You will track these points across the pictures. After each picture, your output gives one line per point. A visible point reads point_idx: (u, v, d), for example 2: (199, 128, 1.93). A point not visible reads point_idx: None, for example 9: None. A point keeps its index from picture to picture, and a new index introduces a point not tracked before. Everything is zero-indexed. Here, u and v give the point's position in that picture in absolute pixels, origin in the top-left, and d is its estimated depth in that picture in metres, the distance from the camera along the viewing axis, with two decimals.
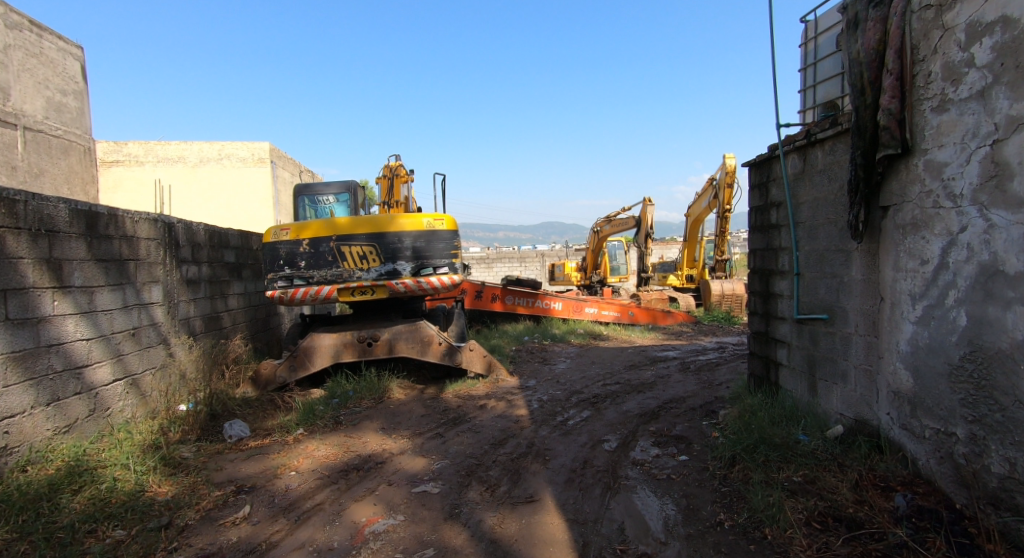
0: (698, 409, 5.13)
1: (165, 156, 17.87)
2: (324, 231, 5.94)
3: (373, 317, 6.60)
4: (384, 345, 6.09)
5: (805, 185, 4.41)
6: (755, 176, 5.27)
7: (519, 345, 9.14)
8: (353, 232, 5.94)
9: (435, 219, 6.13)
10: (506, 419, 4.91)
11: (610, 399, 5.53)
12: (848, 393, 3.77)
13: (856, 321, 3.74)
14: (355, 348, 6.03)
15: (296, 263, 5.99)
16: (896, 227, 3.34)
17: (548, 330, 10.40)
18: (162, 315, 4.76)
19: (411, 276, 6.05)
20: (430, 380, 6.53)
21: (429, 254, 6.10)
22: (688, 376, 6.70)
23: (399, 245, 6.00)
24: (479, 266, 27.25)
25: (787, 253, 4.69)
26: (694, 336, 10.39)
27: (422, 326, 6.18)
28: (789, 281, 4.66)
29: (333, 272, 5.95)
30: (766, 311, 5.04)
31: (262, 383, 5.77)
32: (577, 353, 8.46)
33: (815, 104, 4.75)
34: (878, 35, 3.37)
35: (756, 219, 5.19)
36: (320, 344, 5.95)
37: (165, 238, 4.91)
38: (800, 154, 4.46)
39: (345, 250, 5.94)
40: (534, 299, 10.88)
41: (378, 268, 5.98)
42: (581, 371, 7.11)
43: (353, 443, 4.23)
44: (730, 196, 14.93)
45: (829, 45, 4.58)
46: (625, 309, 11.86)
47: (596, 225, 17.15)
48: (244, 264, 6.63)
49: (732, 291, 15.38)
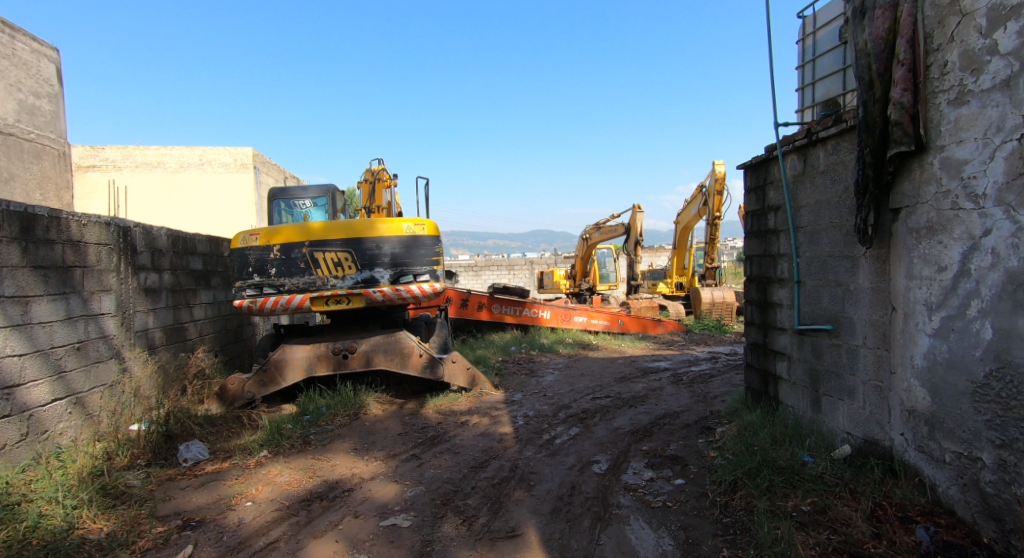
0: (693, 425, 4.83)
1: (144, 161, 17.45)
2: (297, 236, 5.60)
3: (351, 327, 6.25)
4: (361, 357, 5.75)
5: (805, 188, 4.15)
6: (751, 179, 5.02)
7: (505, 355, 8.81)
8: (328, 238, 5.61)
9: (415, 224, 5.82)
10: (489, 437, 4.58)
11: (600, 415, 5.22)
12: (856, 411, 3.49)
13: (864, 333, 3.47)
14: (330, 360, 5.69)
15: (266, 270, 5.64)
16: (909, 231, 3.07)
17: (536, 339, 10.09)
18: (114, 327, 4.39)
19: (390, 284, 5.71)
20: (410, 394, 6.19)
21: (409, 261, 5.77)
22: (681, 389, 6.41)
23: (377, 251, 5.67)
24: (468, 274, 26.94)
25: (787, 260, 4.43)
26: (685, 345, 10.12)
27: (401, 337, 5.85)
28: (789, 289, 4.39)
29: (305, 280, 5.59)
30: (763, 321, 4.77)
31: (228, 399, 5.41)
32: (565, 365, 8.14)
33: (815, 103, 4.51)
34: (887, 23, 3.12)
35: (753, 223, 4.94)
36: (292, 356, 5.59)
37: (119, 244, 4.55)
38: (800, 154, 4.21)
39: (318, 257, 5.60)
40: (522, 308, 10.57)
41: (353, 276, 5.64)
42: (570, 383, 6.80)
43: (320, 467, 3.88)
44: (720, 204, 14.74)
45: (829, 40, 4.34)
46: (614, 318, 11.57)
47: (584, 233, 16.94)
48: (212, 271, 6.27)
49: (722, 299, 15.18)
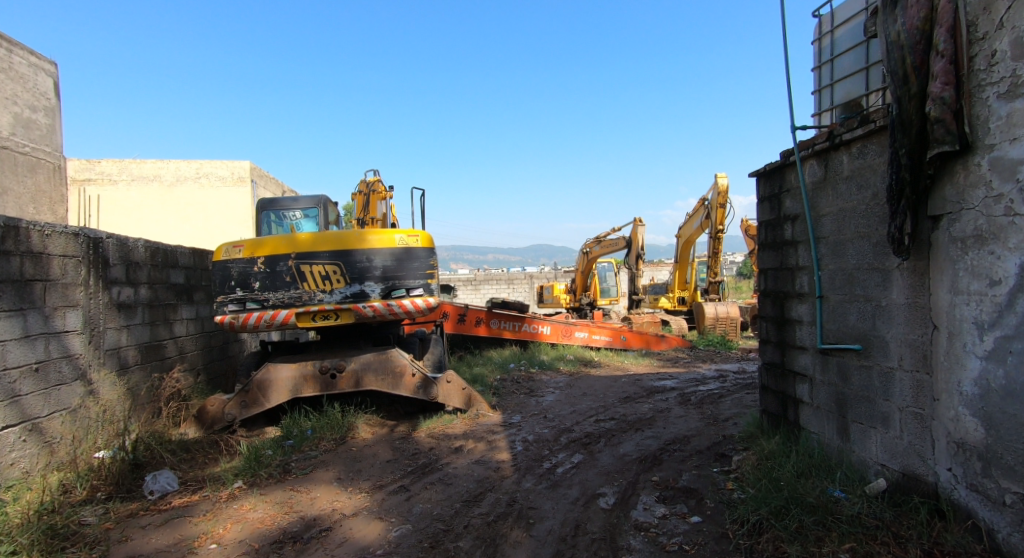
0: (706, 452, 4.49)
1: (140, 174, 17.17)
2: (283, 248, 5.28)
3: (341, 344, 5.92)
4: (350, 377, 5.41)
5: (827, 195, 3.84)
6: (764, 187, 4.72)
7: (503, 373, 8.45)
8: (316, 250, 5.29)
9: (408, 235, 5.51)
10: (485, 466, 4.23)
11: (605, 440, 4.86)
12: (891, 440, 3.17)
13: (899, 354, 3.14)
14: (316, 380, 5.34)
15: (250, 284, 5.30)
16: (952, 240, 2.77)
17: (535, 356, 9.74)
18: (81, 346, 4.05)
19: (381, 299, 5.38)
20: (403, 416, 5.83)
21: (401, 274, 5.45)
22: (690, 410, 6.06)
23: (368, 264, 5.35)
24: (467, 289, 26.62)
25: (806, 273, 4.11)
26: (690, 363, 9.74)
27: (393, 355, 5.52)
28: (809, 305, 4.08)
29: (291, 294, 5.26)
30: (780, 339, 4.45)
31: (208, 422, 5.06)
32: (566, 383, 7.77)
33: (834, 105, 4.21)
34: (923, 12, 2.82)
35: (768, 235, 4.63)
36: (277, 376, 5.24)
37: (89, 257, 4.22)
38: (821, 160, 3.91)
39: (305, 270, 5.27)
40: (521, 323, 10.23)
41: (342, 290, 5.31)
42: (572, 403, 6.44)
43: (298, 501, 3.53)
44: (723, 216, 14.45)
45: (849, 39, 4.06)
46: (617, 334, 11.22)
47: (585, 246, 16.66)
48: (196, 285, 5.93)
49: (725, 314, 14.83)
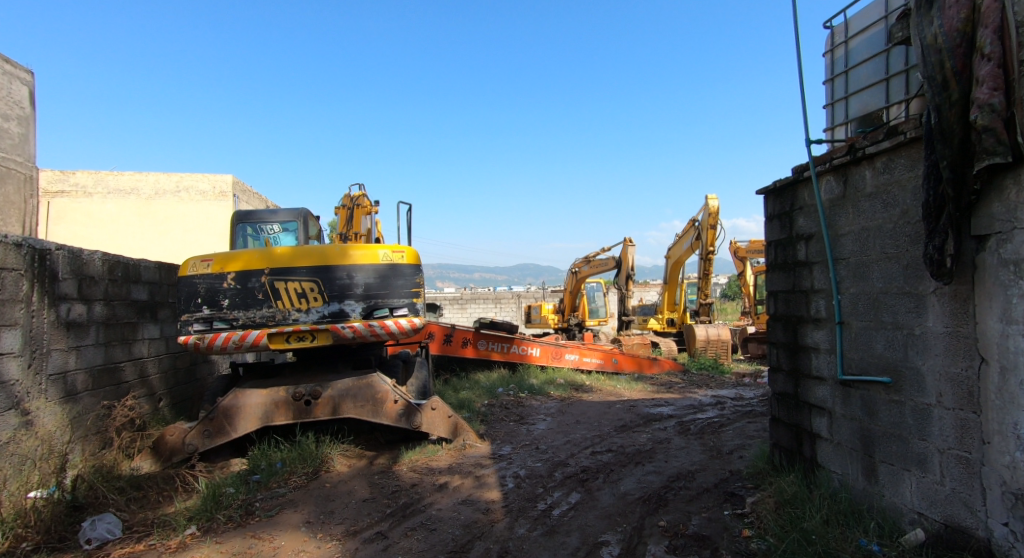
0: (714, 490, 4.15)
1: (117, 187, 16.64)
2: (256, 263, 4.86)
3: (318, 367, 5.50)
4: (326, 404, 5.01)
5: (847, 213, 3.55)
6: (772, 205, 4.45)
7: (491, 398, 8.03)
8: (292, 265, 4.90)
9: (393, 251, 5.15)
10: (473, 507, 3.83)
11: (603, 476, 4.50)
12: (930, 487, 2.88)
13: (937, 389, 2.84)
14: (289, 408, 4.93)
15: (218, 302, 4.83)
16: (1003, 263, 2.48)
17: (525, 379, 9.34)
18: (18, 371, 3.60)
19: (361, 319, 4.98)
20: (384, 445, 5.41)
21: (385, 293, 5.07)
22: (690, 441, 5.71)
23: (349, 281, 4.97)
24: (453, 308, 26.15)
25: (823, 296, 3.81)
26: (685, 388, 9.39)
27: (374, 381, 5.13)
28: (827, 331, 3.78)
29: (263, 314, 4.82)
30: (793, 368, 4.15)
31: (166, 453, 4.60)
32: (557, 410, 7.37)
33: (849, 119, 3.94)
34: (964, 12, 2.54)
35: (777, 255, 4.35)
36: (246, 403, 4.82)
37: (34, 271, 3.80)
38: (839, 175, 3.62)
39: (280, 286, 4.86)
40: (510, 344, 9.84)
41: (319, 309, 4.90)
42: (564, 432, 6.06)
43: (258, 553, 3.10)
44: (714, 238, 14.27)
45: (865, 49, 3.79)
46: (608, 356, 10.86)
47: (574, 266, 16.37)
48: (160, 302, 5.49)
49: (716, 337, 14.54)
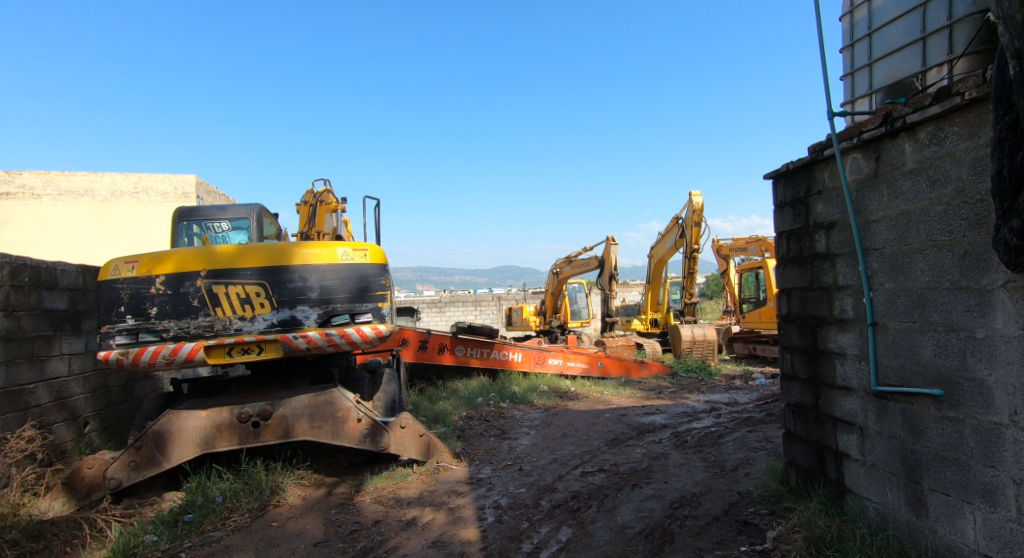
0: (725, 519, 3.61)
1: (69, 188, 15.82)
2: (191, 264, 4.18)
3: (271, 382, 4.84)
4: (278, 425, 4.37)
5: (880, 196, 3.02)
6: (784, 191, 3.93)
7: (470, 410, 7.41)
8: (234, 267, 4.23)
9: (354, 249, 4.51)
10: (445, 551, 3.23)
11: (597, 504, 3.93)
12: (1002, 526, 2.36)
13: (1010, 406, 2.32)
14: (233, 432, 4.28)
15: (145, 310, 4.13)
16: None
17: (506, 387, 8.73)
18: None
19: (317, 327, 4.34)
20: (348, 470, 4.77)
21: (344, 297, 4.43)
22: (689, 455, 5.18)
23: (302, 285, 4.32)
24: (431, 311, 25.43)
25: (850, 293, 3.29)
26: (676, 393, 8.87)
27: (334, 398, 4.50)
28: (854, 334, 3.26)
29: (199, 323, 4.14)
30: (813, 376, 3.62)
31: (82, 490, 3.93)
32: (541, 421, 6.78)
33: (874, 90, 3.43)
34: None
35: (791, 248, 3.83)
36: (181, 428, 4.17)
37: None
38: (870, 151, 3.10)
39: (219, 291, 4.18)
40: (490, 350, 9.23)
41: (267, 317, 4.25)
42: (550, 448, 5.47)
43: None
44: (698, 236, 13.82)
45: (892, 7, 3.27)
46: (594, 360, 10.28)
47: (555, 266, 15.82)
48: (84, 312, 4.77)
49: (703, 338, 14.11)
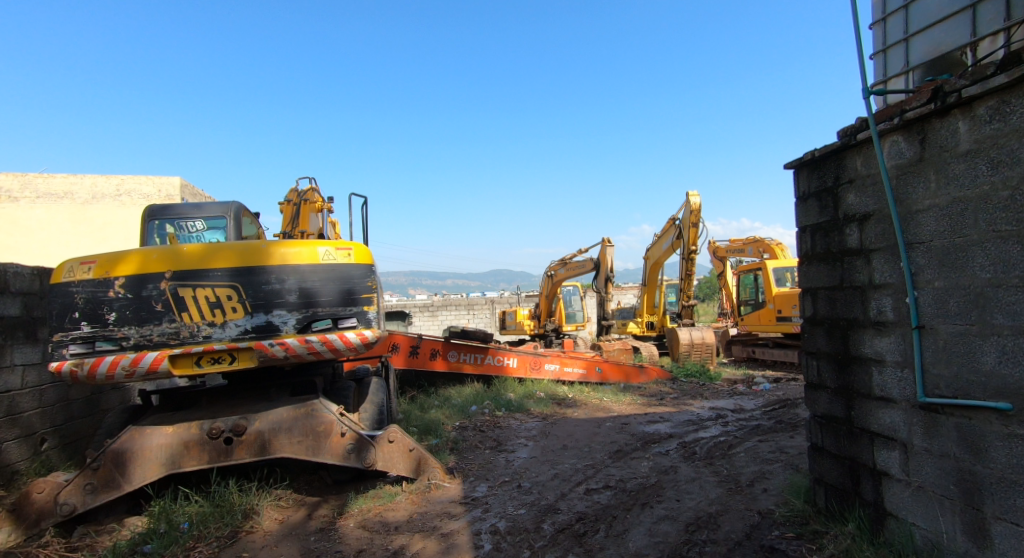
0: (749, 544, 3.25)
1: (47, 192, 15.36)
2: (154, 265, 3.77)
3: (246, 394, 4.43)
4: (253, 442, 3.97)
5: (926, 182, 2.69)
6: (807, 182, 3.59)
7: (464, 419, 7.01)
8: (203, 268, 3.84)
9: (337, 248, 4.14)
10: None
11: (606, 528, 3.56)
12: None
13: None
14: (203, 449, 3.88)
15: (103, 316, 3.72)
16: None
17: (501, 394, 8.34)
18: None
19: (296, 334, 3.95)
20: (331, 489, 4.38)
21: (326, 301, 4.04)
22: (700, 469, 4.82)
23: (279, 287, 3.93)
24: (423, 315, 25.00)
25: (889, 293, 2.95)
26: (679, 399, 8.51)
27: (316, 410, 4.11)
28: (894, 338, 2.92)
29: (163, 329, 3.74)
30: (844, 385, 3.27)
31: (30, 518, 3.52)
32: (540, 431, 6.40)
33: (911, 67, 3.10)
34: None
35: (817, 243, 3.49)
36: (144, 446, 3.76)
37: None
38: (913, 132, 2.76)
39: (186, 295, 3.79)
40: (484, 355, 8.84)
41: (240, 323, 3.85)
42: (551, 462, 5.10)
43: None
44: (696, 236, 13.50)
45: None
46: (592, 365, 9.91)
47: (549, 269, 15.46)
48: (40, 319, 4.36)
49: (701, 341, 13.78)
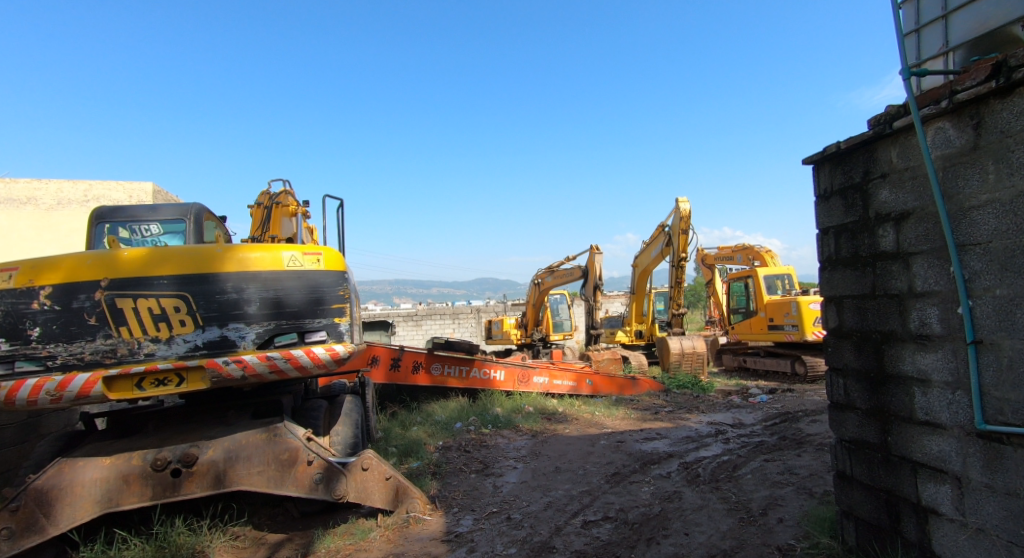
0: None
1: (8, 197, 14.24)
2: (87, 273, 3.28)
3: (200, 418, 3.94)
4: (205, 474, 3.47)
5: (984, 175, 2.32)
6: (828, 178, 3.22)
7: (447, 437, 6.53)
8: (146, 275, 3.35)
9: (304, 253, 3.68)
10: None
11: None
12: None
13: None
14: (146, 484, 3.37)
15: (25, 332, 3.22)
16: None
17: (487, 409, 7.87)
18: None
19: (256, 350, 3.47)
20: (297, 525, 3.89)
21: (291, 312, 3.57)
22: (707, 495, 4.40)
23: (236, 296, 3.46)
24: (407, 325, 24.41)
25: (934, 302, 2.56)
26: (674, 413, 8.10)
27: (280, 436, 3.63)
28: (942, 354, 2.53)
29: (97, 346, 3.25)
30: (878, 406, 2.88)
31: None
32: (529, 451, 5.95)
33: (951, 47, 2.73)
34: None
35: (843, 246, 3.11)
36: (76, 481, 3.26)
37: None
38: (966, 116, 2.39)
39: (124, 306, 3.30)
40: (469, 368, 8.37)
41: (189, 338, 3.37)
42: (543, 487, 4.66)
43: None
44: (686, 244, 13.17)
45: None
46: (582, 377, 9.48)
47: (536, 277, 15.03)
48: None
49: (692, 350, 13.42)
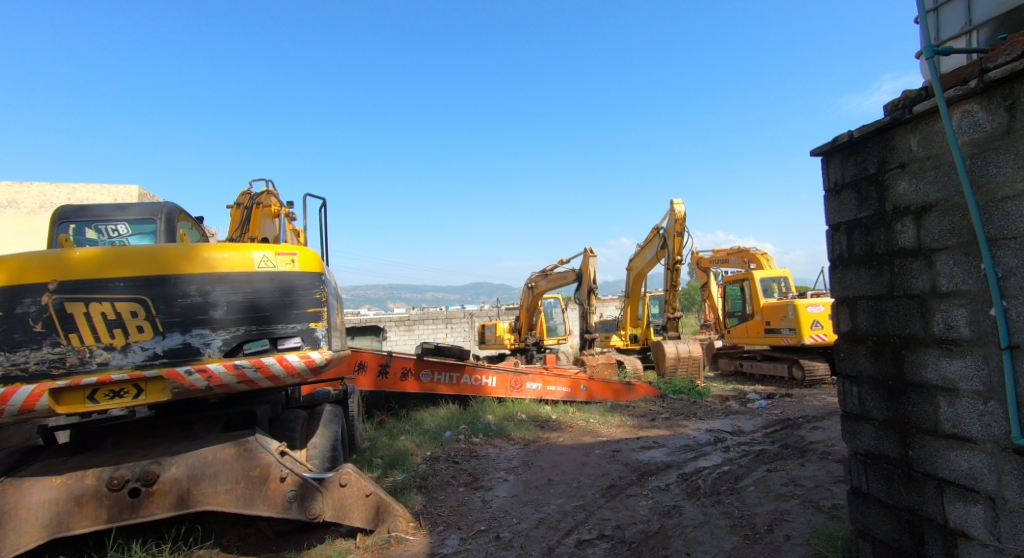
0: None
1: None
2: (32, 274, 3.00)
3: (165, 431, 3.66)
4: (167, 493, 3.18)
5: (1019, 161, 2.08)
6: (839, 171, 2.98)
7: (436, 448, 6.26)
8: (99, 278, 3.07)
9: (275, 253, 3.41)
10: None
11: None
12: None
13: None
14: (100, 506, 3.09)
15: None
16: None
17: (479, 417, 7.59)
18: None
19: (222, 359, 3.19)
20: (269, 547, 3.61)
21: (260, 316, 3.29)
22: (709, 509, 4.14)
23: (200, 300, 3.19)
24: (400, 329, 24.10)
25: (961, 303, 2.32)
26: (671, 420, 7.85)
27: (251, 451, 3.35)
28: (972, 360, 2.29)
29: (43, 355, 2.97)
30: (898, 417, 2.64)
31: None
32: (521, 461, 5.68)
33: (975, 25, 2.50)
34: None
35: (856, 243, 2.87)
36: (20, 504, 2.98)
37: None
38: (998, 96, 2.15)
39: (74, 312, 3.02)
40: (460, 374, 8.09)
41: (146, 346, 3.10)
42: (534, 502, 4.39)
43: None
44: (682, 246, 12.95)
45: None
46: (577, 383, 9.22)
47: (530, 281, 14.78)
48: None
49: (689, 354, 13.19)
